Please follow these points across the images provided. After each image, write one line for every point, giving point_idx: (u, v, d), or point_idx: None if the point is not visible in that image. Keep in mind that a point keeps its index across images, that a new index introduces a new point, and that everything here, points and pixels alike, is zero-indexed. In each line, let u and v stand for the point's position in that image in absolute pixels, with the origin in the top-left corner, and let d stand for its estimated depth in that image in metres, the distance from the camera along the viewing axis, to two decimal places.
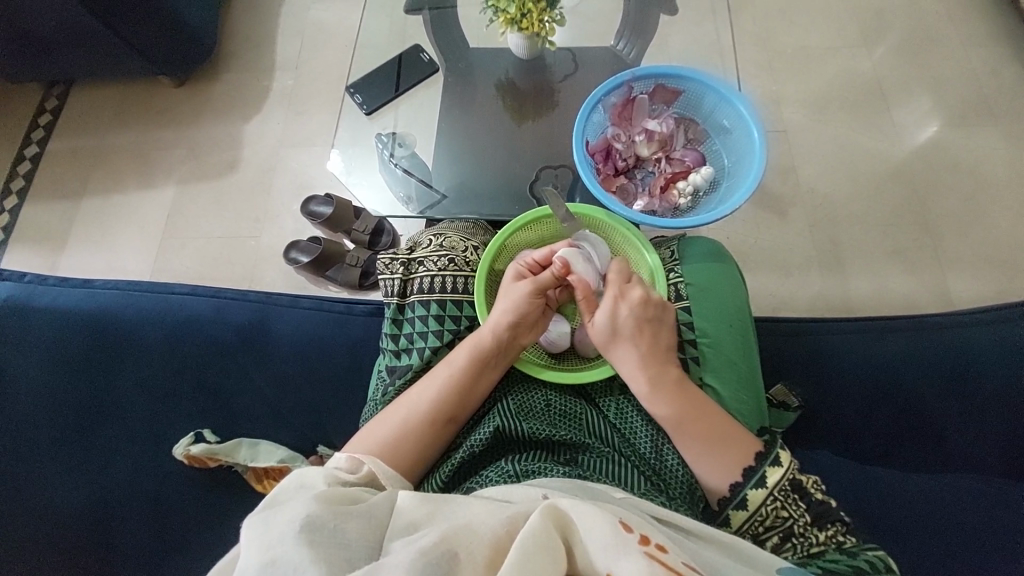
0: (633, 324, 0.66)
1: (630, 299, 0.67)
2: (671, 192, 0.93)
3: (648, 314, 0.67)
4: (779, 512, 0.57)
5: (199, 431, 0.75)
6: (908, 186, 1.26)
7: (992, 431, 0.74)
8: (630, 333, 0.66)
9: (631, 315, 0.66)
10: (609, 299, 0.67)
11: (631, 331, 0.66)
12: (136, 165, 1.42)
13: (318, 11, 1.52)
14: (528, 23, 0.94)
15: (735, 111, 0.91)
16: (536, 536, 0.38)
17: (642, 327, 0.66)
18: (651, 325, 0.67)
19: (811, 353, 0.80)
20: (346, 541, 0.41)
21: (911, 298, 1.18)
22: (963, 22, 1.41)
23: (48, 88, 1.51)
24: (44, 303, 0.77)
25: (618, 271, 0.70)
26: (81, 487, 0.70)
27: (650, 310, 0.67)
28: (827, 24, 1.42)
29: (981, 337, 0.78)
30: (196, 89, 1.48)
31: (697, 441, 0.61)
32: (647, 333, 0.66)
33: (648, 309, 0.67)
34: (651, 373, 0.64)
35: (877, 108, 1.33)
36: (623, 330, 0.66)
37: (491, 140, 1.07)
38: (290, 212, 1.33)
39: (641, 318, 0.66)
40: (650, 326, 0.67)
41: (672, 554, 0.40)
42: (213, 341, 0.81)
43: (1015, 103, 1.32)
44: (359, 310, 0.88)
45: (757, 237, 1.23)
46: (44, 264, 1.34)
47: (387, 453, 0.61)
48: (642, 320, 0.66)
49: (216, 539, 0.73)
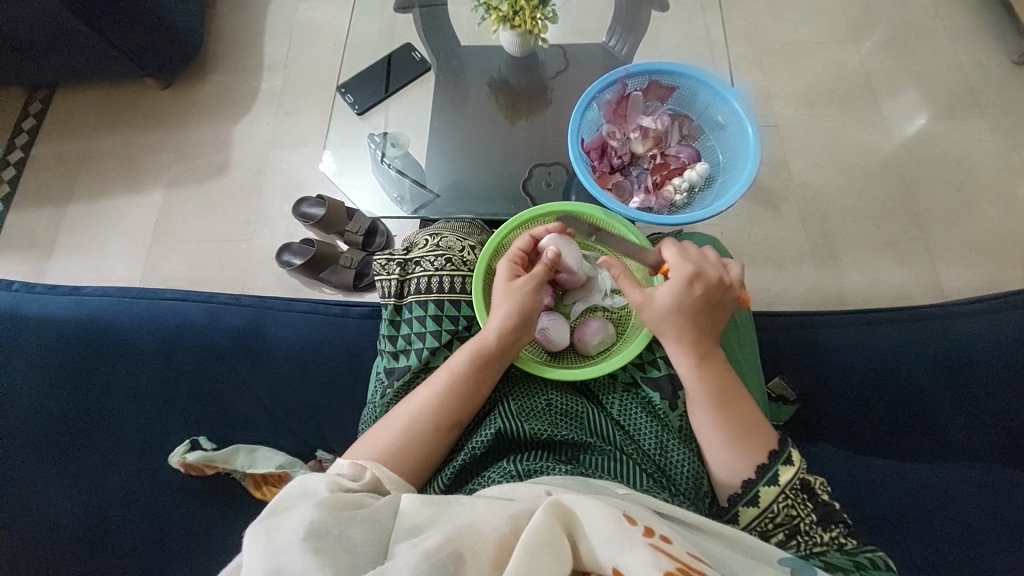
0: (700, 306, 0.65)
1: (705, 279, 0.65)
2: (666, 189, 0.92)
3: (716, 298, 0.65)
4: (788, 510, 0.58)
5: (194, 439, 0.74)
6: (898, 178, 1.27)
7: (987, 422, 0.74)
8: (696, 314, 0.65)
9: (701, 297, 0.65)
10: (682, 278, 0.65)
11: (696, 312, 0.65)
12: (123, 169, 1.41)
13: (305, 11, 1.50)
14: (520, 21, 0.93)
15: (729, 107, 0.91)
16: (539, 533, 0.38)
17: (707, 309, 0.65)
18: (716, 309, 0.66)
19: (809, 347, 0.81)
20: (352, 547, 0.41)
21: (903, 289, 1.19)
22: (950, 15, 1.42)
23: (32, 92, 1.48)
24: (35, 311, 0.76)
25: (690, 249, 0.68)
26: (76, 498, 0.69)
27: (718, 294, 0.66)
28: (815, 19, 1.42)
29: (976, 329, 0.78)
30: (183, 91, 1.47)
31: (723, 427, 0.61)
32: (710, 315, 0.65)
33: (716, 294, 0.65)
34: (703, 350, 0.64)
35: (866, 101, 1.34)
36: (689, 309, 0.65)
37: (484, 139, 1.07)
38: (281, 214, 1.32)
39: (708, 300, 0.65)
40: (715, 310, 0.66)
41: (676, 544, 0.40)
42: (207, 346, 0.81)
43: (1001, 95, 1.33)
44: (355, 312, 0.87)
45: (750, 232, 1.24)
46: (31, 271, 1.32)
47: (390, 459, 0.60)
48: (709, 304, 0.65)
49: (214, 547, 0.72)
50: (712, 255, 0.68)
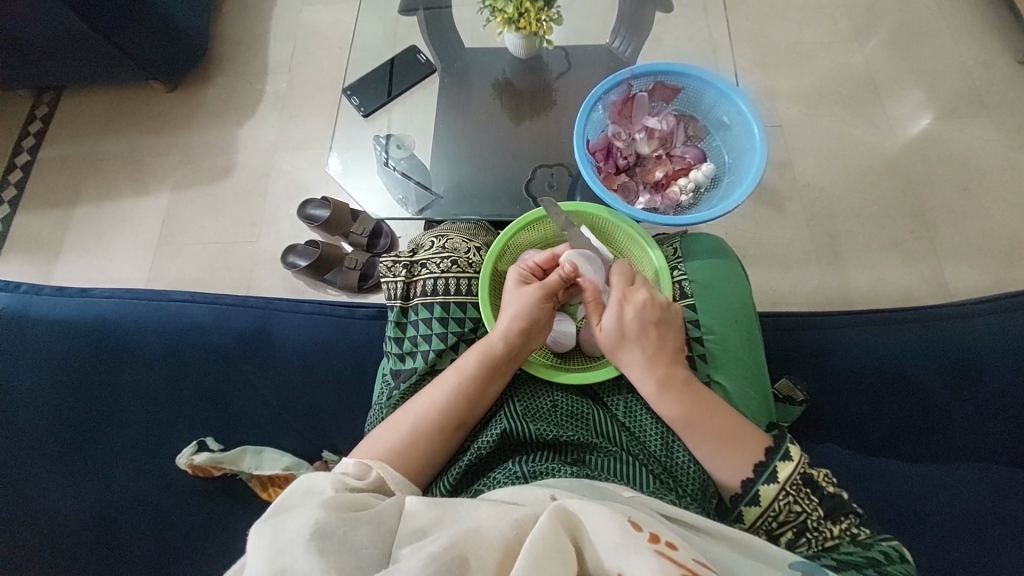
0: (639, 326, 0.65)
1: (635, 301, 0.67)
2: (672, 189, 0.93)
3: (653, 316, 0.66)
4: (792, 506, 0.58)
5: (201, 440, 0.75)
6: (903, 178, 1.27)
7: (995, 422, 0.74)
8: (635, 334, 0.65)
9: (637, 317, 0.66)
10: (615, 301, 0.67)
11: (635, 332, 0.65)
12: (130, 172, 1.41)
13: (311, 12, 1.51)
14: (526, 23, 0.94)
15: (734, 107, 0.91)
16: (546, 539, 0.38)
17: (648, 328, 0.66)
18: (658, 326, 0.66)
19: (815, 347, 0.81)
20: (356, 548, 0.41)
21: (909, 289, 1.18)
22: (953, 14, 1.42)
23: (39, 95, 1.49)
24: (43, 312, 0.76)
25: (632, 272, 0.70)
26: (85, 499, 0.69)
27: (654, 312, 0.66)
28: (819, 19, 1.42)
29: (983, 329, 0.78)
30: (189, 94, 1.47)
31: (713, 436, 0.61)
32: (655, 334, 0.66)
33: (653, 311, 0.66)
34: (658, 373, 0.64)
35: (871, 101, 1.34)
36: (629, 331, 0.65)
37: (489, 140, 1.07)
38: (286, 215, 1.33)
39: (646, 319, 0.66)
40: (657, 327, 0.66)
41: (682, 551, 0.40)
42: (215, 347, 0.81)
43: (1005, 94, 1.33)
44: (360, 313, 0.88)
45: (755, 232, 1.24)
46: (38, 273, 1.32)
47: (397, 459, 0.61)
48: (647, 322, 0.66)
49: (220, 547, 0.72)
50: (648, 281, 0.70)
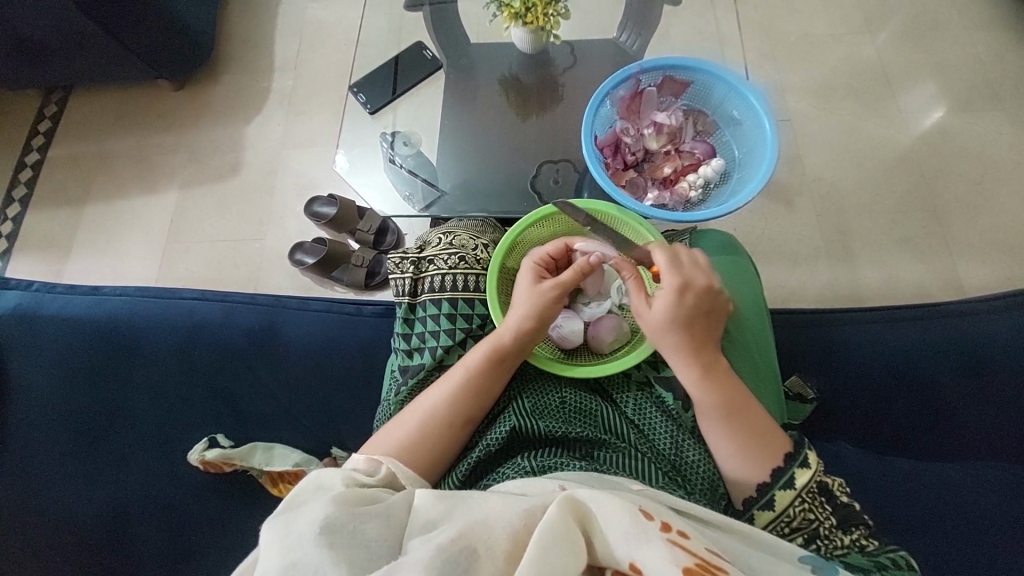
0: (693, 316, 0.63)
1: (694, 289, 0.63)
2: (681, 185, 0.92)
3: (706, 306, 0.64)
4: (806, 514, 0.57)
5: (212, 437, 0.75)
6: (915, 172, 1.25)
7: (1010, 419, 0.73)
8: (688, 325, 0.63)
9: (693, 306, 0.63)
10: (669, 291, 0.63)
11: (689, 323, 0.63)
12: (139, 170, 1.42)
13: (317, 9, 1.51)
14: (532, 17, 0.93)
15: (744, 101, 0.90)
16: (554, 527, 0.38)
17: (699, 318, 0.63)
18: (709, 317, 0.64)
19: (826, 344, 0.80)
20: (366, 540, 0.41)
21: (921, 285, 1.17)
22: (966, 5, 1.40)
23: (47, 94, 1.50)
24: (54, 311, 0.76)
25: (679, 257, 0.66)
26: (94, 496, 0.69)
27: (709, 301, 0.64)
28: (830, 11, 1.40)
29: (997, 326, 0.77)
30: (196, 92, 1.48)
31: (729, 433, 0.60)
32: (705, 324, 0.63)
33: (707, 300, 0.64)
34: (703, 362, 0.62)
35: (882, 94, 1.32)
36: (682, 319, 0.63)
37: (496, 136, 1.07)
38: (294, 213, 1.33)
39: (700, 308, 0.63)
40: (708, 317, 0.64)
41: (693, 540, 0.40)
42: (224, 345, 0.81)
43: (1019, 86, 1.31)
44: (368, 311, 0.87)
45: (765, 228, 1.23)
46: (49, 271, 1.33)
47: (406, 455, 0.61)
48: (701, 311, 0.63)
49: (229, 544, 0.72)
50: (698, 262, 0.66)
